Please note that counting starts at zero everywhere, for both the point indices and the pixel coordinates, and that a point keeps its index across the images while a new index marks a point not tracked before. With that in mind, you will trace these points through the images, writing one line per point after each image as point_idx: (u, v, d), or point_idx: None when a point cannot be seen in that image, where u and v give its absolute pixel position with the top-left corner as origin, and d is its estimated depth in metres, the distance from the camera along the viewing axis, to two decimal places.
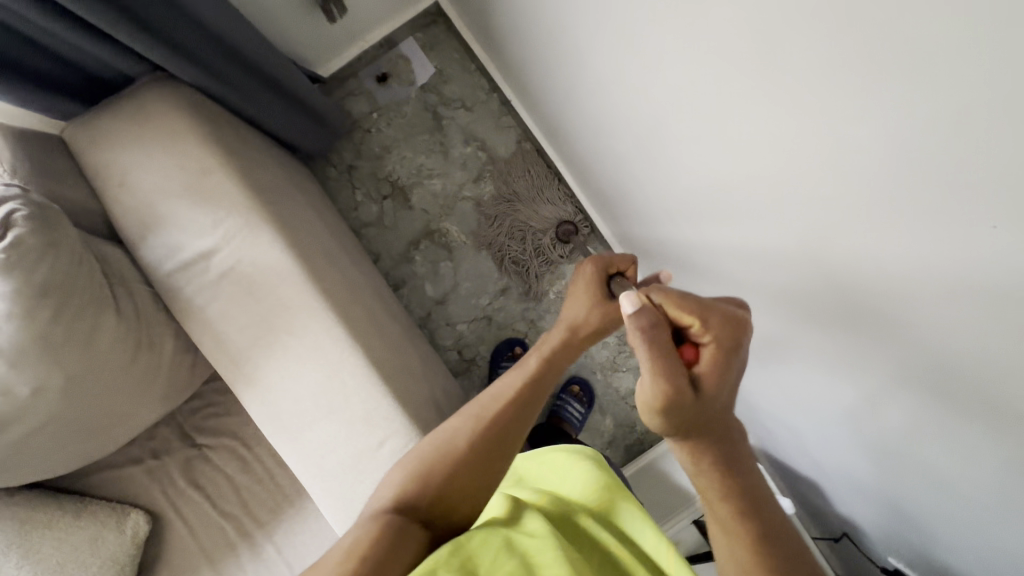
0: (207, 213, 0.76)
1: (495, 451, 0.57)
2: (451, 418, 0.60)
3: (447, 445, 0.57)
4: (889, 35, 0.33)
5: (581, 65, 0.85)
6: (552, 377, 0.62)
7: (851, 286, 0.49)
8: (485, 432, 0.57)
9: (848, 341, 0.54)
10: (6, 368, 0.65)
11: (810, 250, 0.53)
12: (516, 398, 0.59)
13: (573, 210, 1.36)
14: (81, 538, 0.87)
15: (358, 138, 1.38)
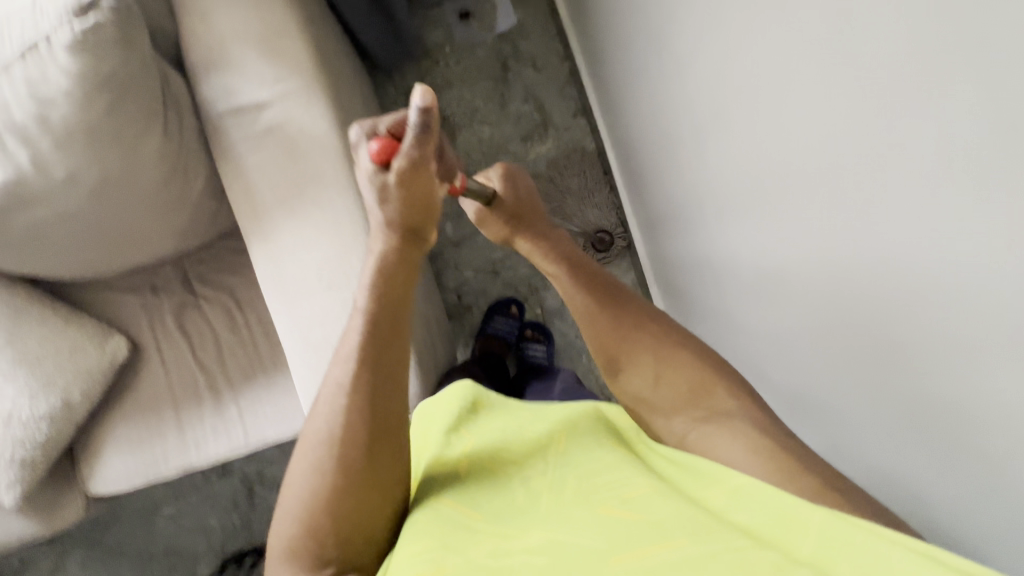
0: (272, 67, 0.77)
1: (382, 354, 0.61)
2: (307, 449, 0.60)
3: (320, 482, 0.58)
4: (970, 31, 0.34)
5: (655, 41, 0.86)
6: (385, 322, 0.62)
7: (869, 290, 0.52)
8: (369, 353, 0.61)
9: (858, 347, 0.57)
10: (50, 147, 0.68)
11: (833, 252, 0.55)
12: (384, 283, 0.62)
13: (615, 223, 1.37)
14: (64, 342, 0.91)
15: (425, 66, 1.40)
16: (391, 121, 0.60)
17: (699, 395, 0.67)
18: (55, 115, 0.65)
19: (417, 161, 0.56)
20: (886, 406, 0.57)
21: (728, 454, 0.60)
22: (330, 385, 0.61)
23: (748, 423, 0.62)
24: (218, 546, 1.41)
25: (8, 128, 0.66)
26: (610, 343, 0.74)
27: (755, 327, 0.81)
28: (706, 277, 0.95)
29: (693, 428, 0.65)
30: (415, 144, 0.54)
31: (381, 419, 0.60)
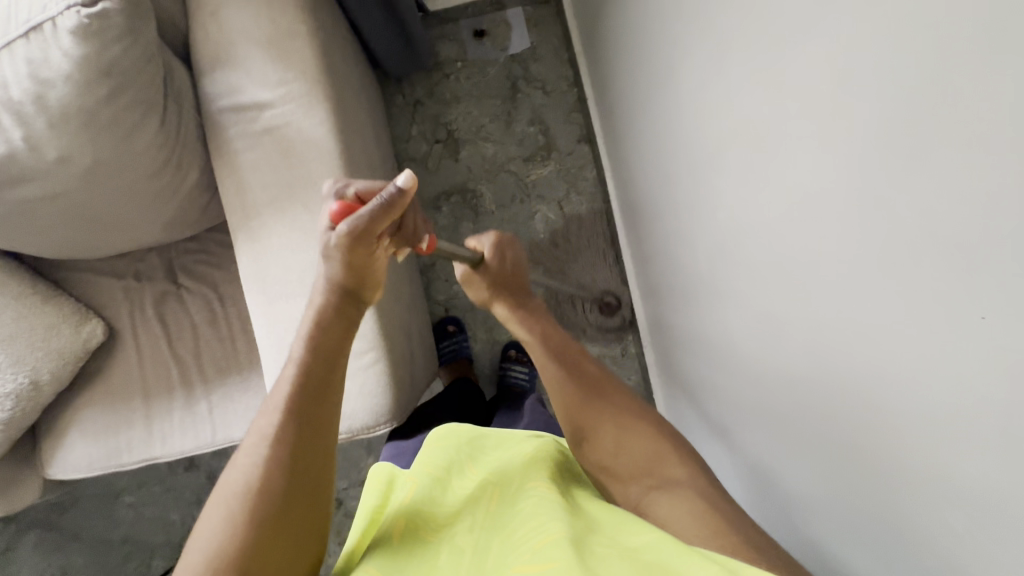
0: (277, 69, 0.77)
1: (314, 400, 0.60)
2: (226, 489, 0.55)
3: (231, 533, 0.52)
4: (972, 116, 0.36)
5: (662, 80, 0.87)
6: (323, 365, 0.62)
7: (843, 337, 0.54)
8: (298, 402, 0.59)
9: (825, 394, 0.59)
10: (44, 128, 0.67)
11: (811, 296, 0.58)
12: (320, 333, 0.63)
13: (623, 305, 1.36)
14: (39, 321, 0.90)
15: (435, 79, 1.42)
16: (363, 187, 0.63)
17: (656, 464, 0.66)
18: (53, 97, 0.65)
19: (367, 229, 0.59)
20: (841, 460, 0.59)
21: (675, 517, 0.59)
22: (254, 434, 0.58)
23: (697, 493, 0.61)
24: (176, 541, 1.38)
25: (3, 104, 0.65)
26: (581, 417, 0.72)
27: (735, 370, 0.82)
28: (696, 316, 0.96)
29: (650, 493, 0.64)
30: (370, 216, 0.59)
31: (303, 469, 0.57)
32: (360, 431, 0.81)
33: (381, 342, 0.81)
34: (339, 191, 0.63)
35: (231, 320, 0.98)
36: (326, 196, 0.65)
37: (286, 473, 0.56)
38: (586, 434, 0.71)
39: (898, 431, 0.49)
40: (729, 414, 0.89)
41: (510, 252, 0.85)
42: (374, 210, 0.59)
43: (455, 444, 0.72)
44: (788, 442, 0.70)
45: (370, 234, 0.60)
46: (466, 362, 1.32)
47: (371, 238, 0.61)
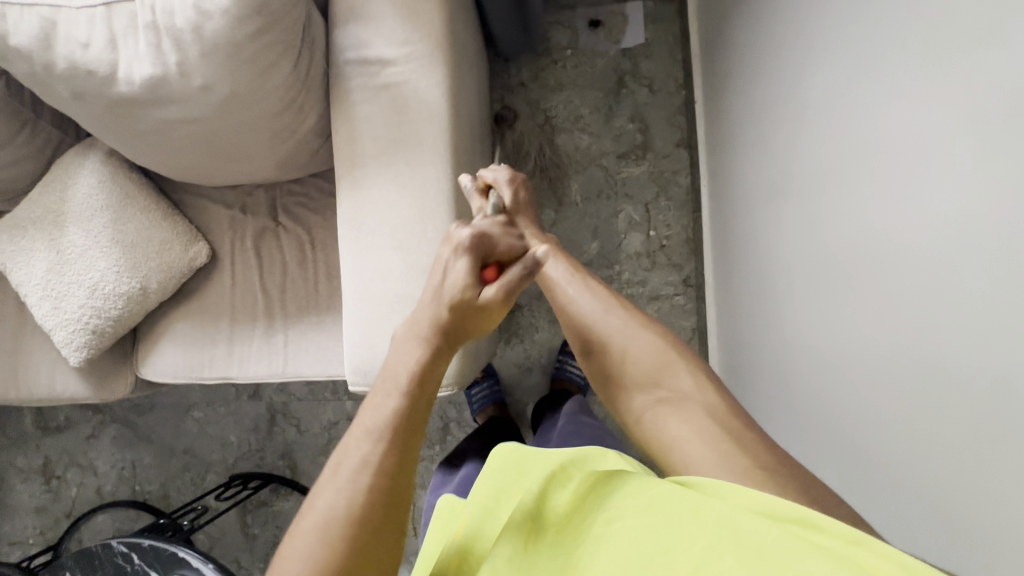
0: (405, 28, 0.80)
1: (411, 437, 0.57)
2: (328, 495, 0.54)
3: (342, 521, 0.52)
4: None
5: (788, 85, 0.83)
6: (429, 384, 0.60)
7: (961, 387, 0.49)
8: (402, 432, 0.56)
9: (923, 447, 0.54)
10: (196, 56, 0.73)
11: (930, 332, 0.53)
12: (430, 366, 0.61)
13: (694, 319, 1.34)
14: (157, 235, 0.99)
15: (543, 63, 1.40)
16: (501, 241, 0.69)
17: (661, 376, 0.66)
18: (208, 28, 0.70)
19: (513, 294, 0.63)
20: (929, 519, 0.55)
21: (681, 434, 0.60)
22: (353, 458, 0.55)
23: (698, 403, 0.62)
24: (230, 461, 1.49)
25: (167, 30, 0.72)
26: (585, 329, 0.73)
27: (819, 403, 0.77)
28: (779, 337, 0.91)
29: (658, 405, 0.64)
30: (516, 280, 0.63)
31: (406, 457, 0.56)
32: None
33: None
34: (473, 239, 0.66)
35: (318, 264, 1.03)
36: (454, 240, 0.66)
37: (386, 507, 0.54)
38: (596, 348, 0.72)
39: (1005, 508, 0.45)
40: (801, 443, 0.84)
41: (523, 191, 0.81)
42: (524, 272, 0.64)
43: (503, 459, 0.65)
44: (871, 493, 0.65)
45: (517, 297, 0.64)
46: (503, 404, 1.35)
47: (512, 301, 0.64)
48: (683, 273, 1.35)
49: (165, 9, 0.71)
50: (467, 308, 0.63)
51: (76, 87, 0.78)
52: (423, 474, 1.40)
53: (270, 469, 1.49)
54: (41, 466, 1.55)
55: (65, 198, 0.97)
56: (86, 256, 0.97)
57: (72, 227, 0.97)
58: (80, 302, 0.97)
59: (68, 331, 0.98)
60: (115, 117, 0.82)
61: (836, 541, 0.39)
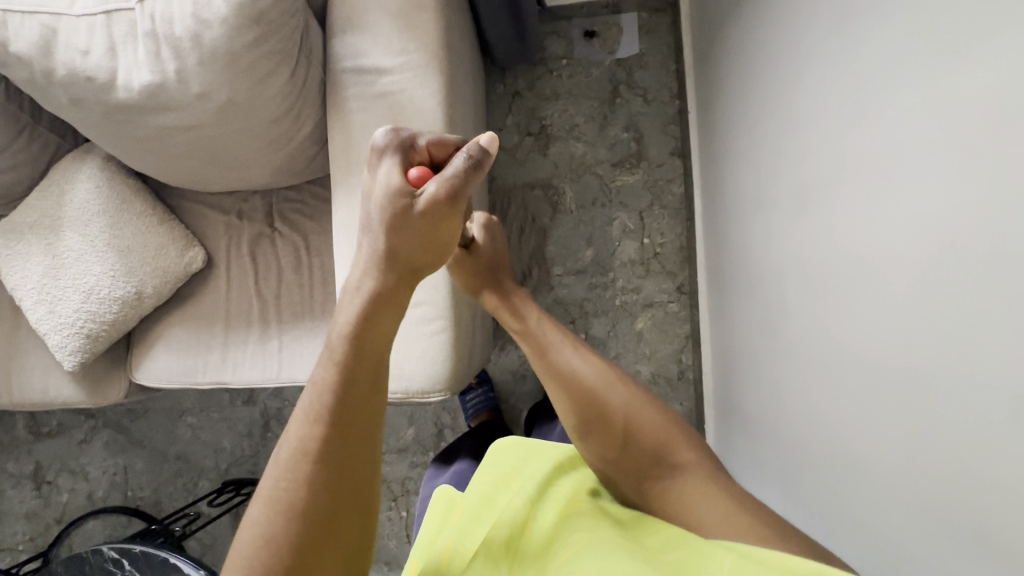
0: (401, 38, 0.81)
1: (351, 405, 0.57)
2: (270, 479, 0.55)
3: (285, 505, 0.53)
4: None
5: (779, 97, 0.84)
6: (363, 356, 0.60)
7: (951, 390, 0.50)
8: (339, 407, 0.57)
9: (912, 456, 0.55)
10: (195, 64, 0.74)
11: (919, 337, 0.54)
12: (362, 326, 0.60)
13: (686, 327, 1.35)
14: (153, 240, 1.00)
15: (538, 73, 1.42)
16: (432, 140, 0.67)
17: (662, 447, 0.67)
18: (207, 36, 0.71)
19: (456, 189, 0.62)
20: (915, 524, 0.56)
21: (692, 501, 0.62)
22: (292, 442, 0.56)
23: (700, 475, 0.64)
24: (223, 467, 1.49)
25: (166, 39, 0.73)
26: (584, 400, 0.71)
27: (809, 410, 0.78)
28: (771, 346, 0.92)
29: (661, 476, 0.66)
30: (461, 172, 0.63)
31: (349, 426, 0.57)
32: (414, 394, 0.82)
33: (449, 313, 0.82)
34: (396, 137, 0.65)
35: (313, 269, 1.03)
36: (380, 144, 0.65)
37: (332, 481, 0.55)
38: (596, 422, 0.70)
39: (994, 516, 0.45)
40: (791, 451, 0.85)
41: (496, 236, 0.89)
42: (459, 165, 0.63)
43: (506, 460, 0.79)
44: (857, 500, 0.66)
45: (460, 196, 0.63)
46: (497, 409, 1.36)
47: (461, 201, 0.63)
48: (676, 281, 1.36)
49: (165, 17, 0.72)
50: (403, 215, 0.61)
51: (75, 93, 0.78)
52: (417, 481, 1.39)
53: (263, 475, 1.48)
54: (32, 471, 1.54)
55: (62, 202, 0.98)
56: (82, 261, 0.97)
57: (69, 231, 0.98)
58: (75, 306, 0.97)
59: (62, 336, 0.98)
60: (114, 123, 0.83)
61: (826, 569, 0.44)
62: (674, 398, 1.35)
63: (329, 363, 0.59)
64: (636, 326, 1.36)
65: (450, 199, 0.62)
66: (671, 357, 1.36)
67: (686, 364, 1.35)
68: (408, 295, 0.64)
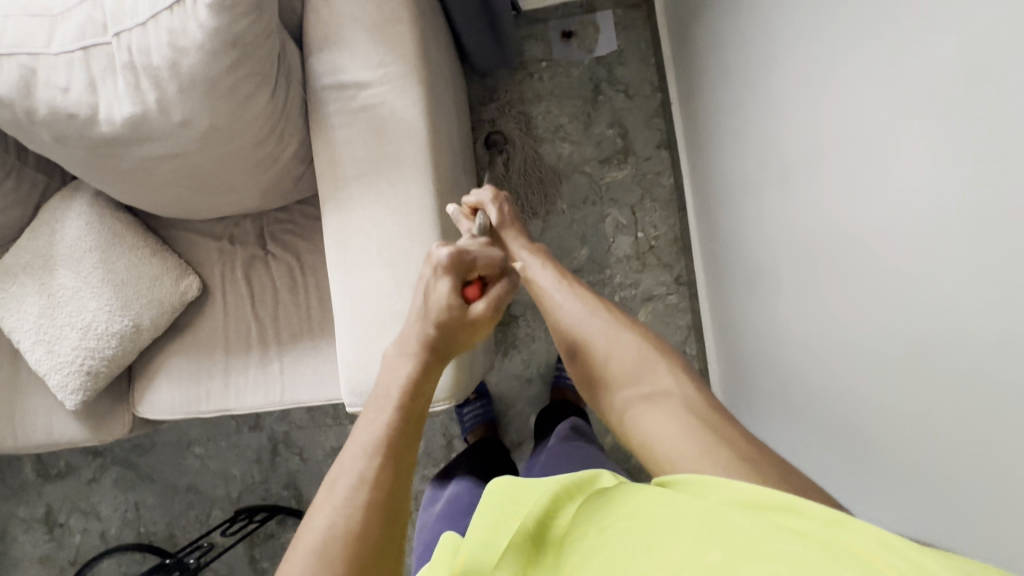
0: (378, 51, 0.81)
1: (407, 448, 0.58)
2: (324, 509, 0.53)
3: (338, 533, 0.52)
4: None
5: (757, 80, 0.84)
6: (418, 400, 0.62)
7: (954, 358, 0.49)
8: (399, 441, 0.58)
9: (919, 428, 0.55)
10: (174, 92, 0.74)
11: (917, 308, 0.53)
12: (422, 378, 0.63)
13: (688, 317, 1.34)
14: (147, 272, 0.99)
15: (519, 77, 1.43)
16: (484, 256, 0.71)
17: (638, 370, 0.66)
18: (184, 63, 0.72)
19: (500, 309, 0.71)
20: (930, 498, 0.55)
21: (657, 426, 0.60)
22: (348, 473, 0.55)
23: (676, 396, 0.62)
24: (235, 495, 1.48)
25: (144, 69, 0.73)
26: (568, 330, 0.74)
27: (817, 391, 0.77)
28: (771, 330, 0.91)
29: (635, 403, 0.64)
30: (506, 296, 0.71)
31: (407, 458, 0.57)
32: None
33: None
34: (459, 257, 0.69)
35: (309, 288, 1.03)
36: (443, 259, 0.68)
37: (385, 512, 0.54)
38: (578, 350, 0.73)
39: (1005, 481, 0.44)
40: (801, 432, 0.84)
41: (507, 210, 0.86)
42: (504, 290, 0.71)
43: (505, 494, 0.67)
44: (871, 477, 0.65)
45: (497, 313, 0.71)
46: (494, 425, 1.35)
47: (500, 313, 0.71)
48: (673, 273, 1.36)
49: (141, 48, 0.73)
50: (458, 327, 0.67)
51: (58, 131, 0.79)
52: None
53: (275, 501, 1.47)
54: (43, 515, 1.53)
55: (53, 241, 0.98)
56: (77, 298, 0.97)
57: (62, 269, 0.98)
58: (73, 344, 0.97)
59: (62, 375, 0.98)
60: (99, 157, 0.83)
61: (819, 524, 0.36)
62: None
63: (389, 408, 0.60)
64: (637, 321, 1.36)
65: (496, 315, 0.70)
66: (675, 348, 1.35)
67: (690, 354, 1.35)
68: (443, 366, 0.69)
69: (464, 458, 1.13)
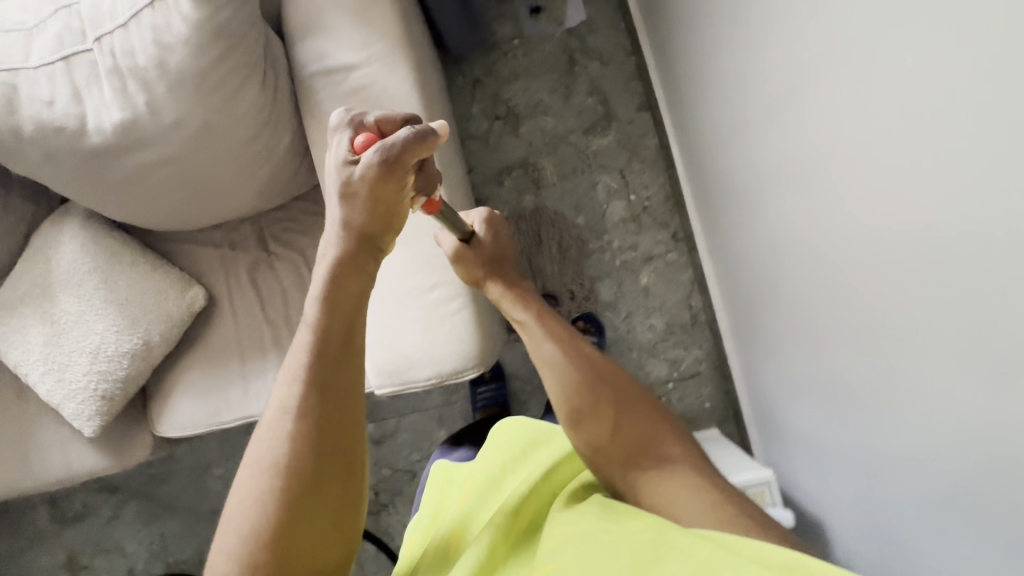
0: (362, 33, 0.81)
1: (329, 371, 0.59)
2: (260, 441, 0.58)
3: (272, 467, 0.56)
4: None
5: (732, 20, 0.86)
6: (337, 320, 0.61)
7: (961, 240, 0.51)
8: (319, 373, 0.58)
9: (934, 319, 0.57)
10: (164, 91, 0.74)
11: (919, 196, 0.54)
12: (333, 292, 0.61)
13: (691, 271, 1.37)
14: (151, 286, 0.98)
15: (493, 58, 1.43)
16: (380, 114, 0.67)
17: (654, 445, 0.72)
18: (172, 60, 0.72)
19: (399, 153, 0.60)
20: (951, 383, 0.57)
21: (676, 500, 0.66)
22: (275, 405, 0.58)
23: (687, 473, 0.68)
24: None
25: (132, 72, 0.73)
26: (585, 398, 0.74)
27: (828, 306, 0.79)
28: (774, 264, 0.94)
29: (650, 475, 0.69)
30: (404, 142, 0.61)
31: (333, 390, 0.59)
32: (449, 376, 0.82)
33: (468, 292, 0.82)
34: (348, 119, 0.65)
35: None
36: (335, 125, 0.65)
37: (306, 468, 0.56)
38: (591, 414, 0.73)
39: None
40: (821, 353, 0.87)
41: (500, 232, 0.84)
42: (402, 137, 0.61)
43: (524, 432, 0.80)
44: (889, 380, 0.68)
45: (401, 164, 0.61)
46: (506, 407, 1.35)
47: (401, 170, 0.62)
48: (670, 230, 1.38)
49: (126, 52, 0.72)
50: (348, 185, 0.61)
51: (46, 147, 0.77)
52: None
53: None
54: (65, 560, 1.49)
55: (49, 268, 0.96)
56: (82, 322, 0.95)
57: (62, 295, 0.96)
58: (84, 369, 0.95)
59: (77, 402, 0.96)
60: (89, 170, 0.81)
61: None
62: (693, 344, 1.36)
63: (307, 330, 0.60)
64: (641, 282, 1.37)
65: (389, 166, 0.61)
66: (682, 303, 1.37)
67: (697, 308, 1.37)
68: (371, 258, 0.64)
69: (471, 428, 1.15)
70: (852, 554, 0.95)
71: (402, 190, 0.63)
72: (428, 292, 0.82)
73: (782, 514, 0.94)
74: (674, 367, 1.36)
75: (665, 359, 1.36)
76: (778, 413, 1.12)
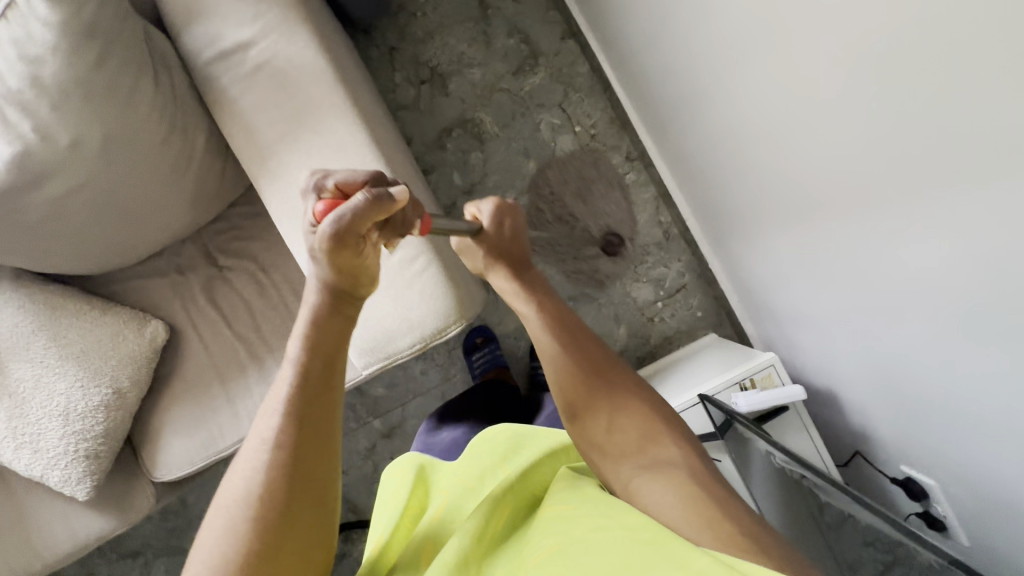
0: (249, 3, 0.75)
1: (311, 407, 0.53)
2: (239, 467, 0.51)
3: (247, 498, 0.49)
4: None
5: None
6: (314, 358, 0.55)
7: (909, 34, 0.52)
8: (299, 405, 0.52)
9: (897, 127, 0.58)
10: (49, 111, 0.68)
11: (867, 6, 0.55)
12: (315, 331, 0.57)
13: (654, 186, 1.35)
14: (105, 331, 0.92)
15: (403, 20, 1.37)
16: (341, 177, 0.60)
17: (647, 443, 0.62)
18: (46, 74, 0.67)
19: (350, 225, 0.55)
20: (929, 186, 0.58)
21: (666, 505, 0.56)
22: (254, 440, 0.52)
23: (688, 475, 0.58)
24: None
25: (8, 98, 0.67)
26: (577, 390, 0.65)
27: (797, 164, 0.78)
28: (732, 143, 0.94)
29: (641, 475, 0.59)
30: (356, 211, 0.55)
31: (312, 424, 0.52)
32: (432, 336, 0.80)
33: (430, 247, 0.79)
34: (318, 184, 0.60)
35: (279, 287, 0.98)
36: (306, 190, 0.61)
37: (289, 489, 0.49)
38: (584, 407, 0.65)
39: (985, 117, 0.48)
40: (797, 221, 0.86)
41: (513, 223, 0.75)
42: (357, 204, 0.55)
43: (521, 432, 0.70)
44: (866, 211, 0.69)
45: (354, 234, 0.56)
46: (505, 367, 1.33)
47: (357, 238, 0.57)
48: (623, 152, 1.36)
49: None
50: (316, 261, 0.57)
51: None
52: None
53: None
54: None
55: None
56: (41, 386, 0.89)
57: (12, 364, 0.89)
58: (58, 433, 0.90)
59: (61, 468, 0.91)
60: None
61: None
62: (673, 258, 1.36)
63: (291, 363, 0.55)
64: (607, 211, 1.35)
65: (340, 235, 0.55)
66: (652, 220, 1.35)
67: (668, 222, 1.36)
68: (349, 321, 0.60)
69: (463, 400, 1.11)
70: (866, 407, 0.97)
71: (362, 253, 0.59)
72: (389, 257, 0.79)
73: (792, 390, 0.95)
74: (659, 286, 1.35)
75: (649, 280, 1.35)
76: (765, 298, 1.14)
